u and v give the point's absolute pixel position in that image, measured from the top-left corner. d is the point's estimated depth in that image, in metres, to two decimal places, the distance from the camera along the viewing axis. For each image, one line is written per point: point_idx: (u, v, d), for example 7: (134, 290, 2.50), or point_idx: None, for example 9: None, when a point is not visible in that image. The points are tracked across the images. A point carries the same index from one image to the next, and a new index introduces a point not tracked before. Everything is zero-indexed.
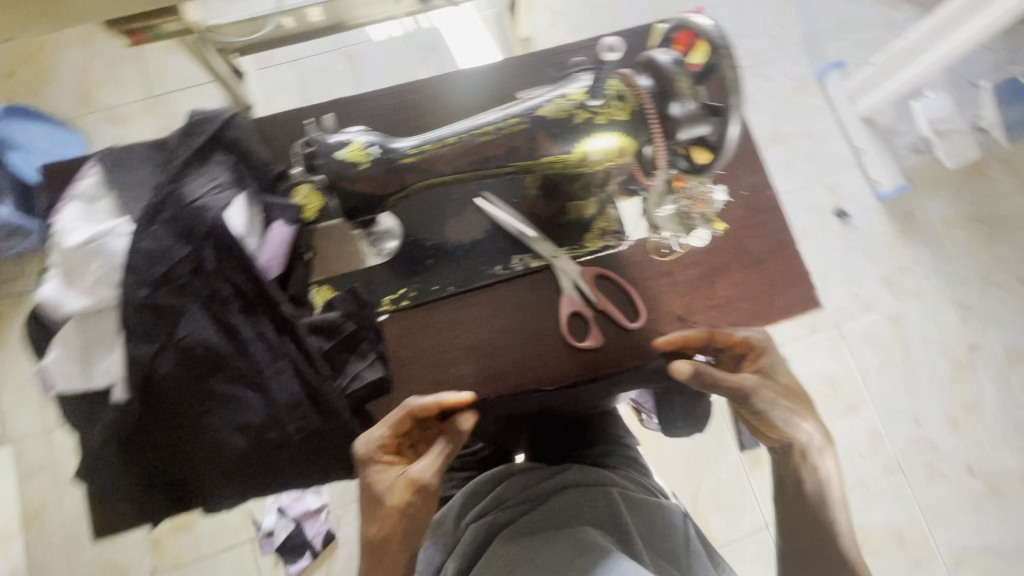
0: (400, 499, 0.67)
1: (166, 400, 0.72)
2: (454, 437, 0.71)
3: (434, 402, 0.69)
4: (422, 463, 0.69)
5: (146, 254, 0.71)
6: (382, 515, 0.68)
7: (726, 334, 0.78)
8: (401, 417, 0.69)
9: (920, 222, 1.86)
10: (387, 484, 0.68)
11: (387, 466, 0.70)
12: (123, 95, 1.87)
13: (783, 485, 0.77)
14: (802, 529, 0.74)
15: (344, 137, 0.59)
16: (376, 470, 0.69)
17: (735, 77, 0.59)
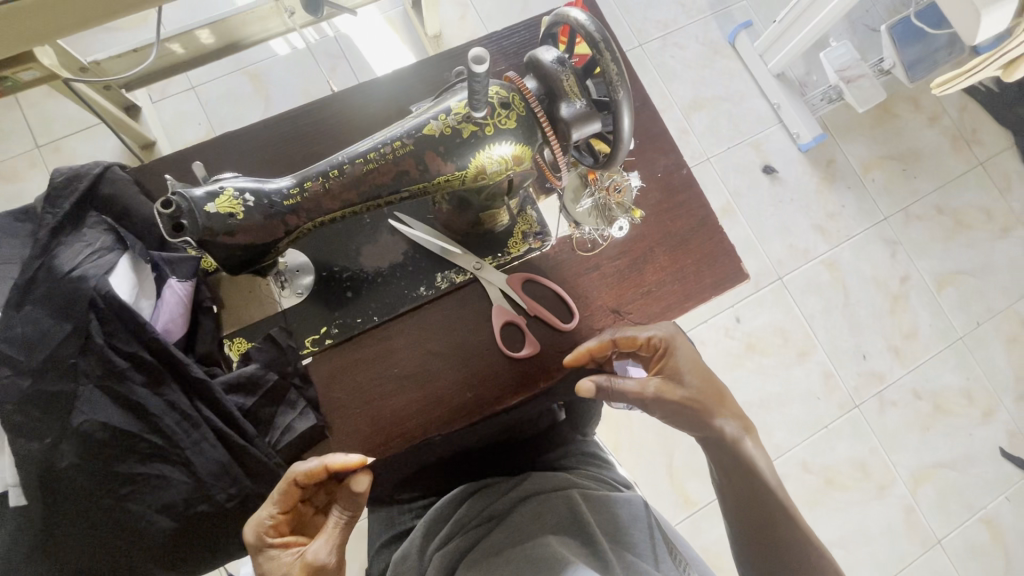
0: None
1: (72, 496, 0.65)
2: (348, 503, 0.63)
3: (318, 466, 0.61)
4: (315, 542, 0.61)
5: (22, 341, 0.65)
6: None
7: (628, 338, 0.75)
8: (286, 491, 0.62)
9: (840, 167, 1.93)
10: (282, 571, 0.60)
11: (281, 548, 0.62)
12: (5, 148, 1.71)
13: (726, 472, 0.73)
14: (754, 514, 0.70)
15: (212, 187, 0.54)
16: (270, 554, 0.62)
17: (618, 70, 0.57)
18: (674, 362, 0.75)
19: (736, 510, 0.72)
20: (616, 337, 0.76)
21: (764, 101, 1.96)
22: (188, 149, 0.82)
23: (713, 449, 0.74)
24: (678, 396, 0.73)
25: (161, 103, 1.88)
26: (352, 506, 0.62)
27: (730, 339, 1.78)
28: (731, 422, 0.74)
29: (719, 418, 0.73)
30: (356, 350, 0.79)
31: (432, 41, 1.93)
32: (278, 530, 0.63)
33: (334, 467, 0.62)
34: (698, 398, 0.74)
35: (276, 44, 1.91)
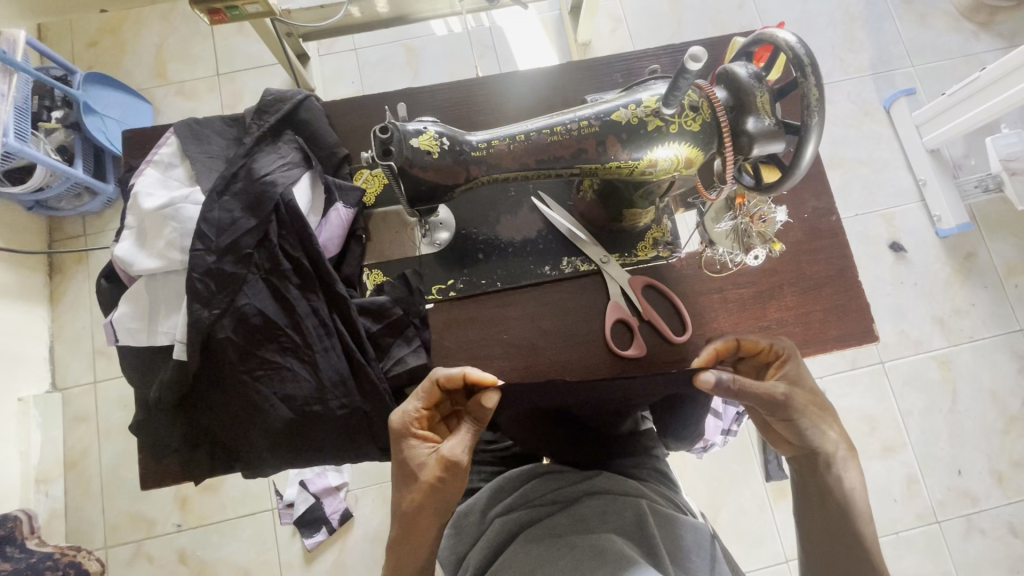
0: (432, 474, 0.69)
1: (221, 364, 0.75)
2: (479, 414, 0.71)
3: (459, 373, 0.72)
4: (452, 440, 0.70)
5: (217, 223, 0.75)
6: (416, 488, 0.69)
7: (752, 340, 0.76)
8: (430, 390, 0.72)
9: (980, 263, 1.77)
10: (420, 459, 0.70)
11: (421, 441, 0.71)
12: (193, 70, 1.96)
13: (809, 494, 0.72)
14: (826, 542, 0.69)
15: (418, 125, 0.59)
16: (411, 443, 0.71)
17: (818, 96, 0.57)
18: (795, 369, 0.74)
19: (811, 534, 0.71)
20: (741, 338, 0.77)
21: (909, 175, 1.84)
22: (372, 96, 0.91)
23: (802, 468, 0.73)
24: (805, 396, 0.72)
25: (326, 58, 2.07)
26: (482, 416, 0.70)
27: None
28: (837, 438, 0.72)
29: (829, 435, 0.71)
30: (473, 307, 0.85)
31: (578, 48, 2.00)
32: (419, 424, 0.73)
33: (471, 377, 0.72)
34: (817, 399, 0.73)
35: (436, 25, 2.05)
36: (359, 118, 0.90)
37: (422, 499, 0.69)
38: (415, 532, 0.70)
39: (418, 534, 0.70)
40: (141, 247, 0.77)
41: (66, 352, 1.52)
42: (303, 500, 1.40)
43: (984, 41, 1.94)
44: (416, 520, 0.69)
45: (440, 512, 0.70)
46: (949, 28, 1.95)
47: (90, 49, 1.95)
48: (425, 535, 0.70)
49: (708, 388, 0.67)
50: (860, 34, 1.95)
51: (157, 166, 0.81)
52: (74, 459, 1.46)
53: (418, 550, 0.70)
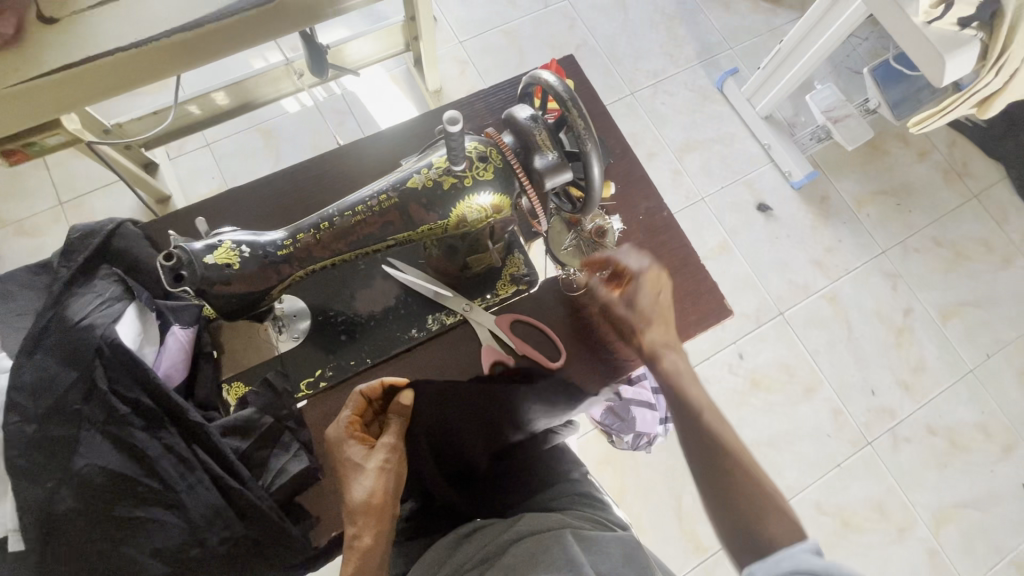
0: (379, 459, 0.71)
1: (69, 541, 0.66)
2: (405, 408, 0.75)
3: (378, 380, 0.76)
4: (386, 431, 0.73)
5: (30, 387, 0.68)
6: (368, 476, 0.71)
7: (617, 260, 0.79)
8: (357, 397, 0.74)
9: (834, 203, 1.97)
10: (363, 454, 0.72)
11: (358, 440, 0.73)
12: (31, 205, 1.81)
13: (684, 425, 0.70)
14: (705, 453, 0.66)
15: (210, 240, 0.58)
16: (351, 445, 0.72)
17: (586, 125, 0.61)
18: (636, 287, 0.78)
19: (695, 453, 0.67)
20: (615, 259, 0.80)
21: (755, 142, 2.03)
22: (192, 205, 0.89)
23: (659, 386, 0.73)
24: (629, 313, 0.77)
25: (178, 160, 1.99)
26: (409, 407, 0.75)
27: (735, 376, 1.78)
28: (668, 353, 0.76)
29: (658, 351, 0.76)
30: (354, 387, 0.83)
31: (433, 96, 2.06)
32: (353, 429, 0.74)
33: (389, 383, 0.76)
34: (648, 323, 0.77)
35: (287, 103, 2.04)
36: (185, 230, 0.87)
37: (376, 483, 0.70)
38: (372, 521, 0.70)
39: (375, 522, 0.70)
40: None
41: None
42: None
43: (781, 15, 2.21)
44: (372, 511, 0.70)
45: (394, 496, 0.72)
46: (751, 10, 2.21)
47: None
48: (382, 523, 0.70)
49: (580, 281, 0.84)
50: (679, 30, 2.16)
51: None
52: None
53: (378, 543, 0.69)
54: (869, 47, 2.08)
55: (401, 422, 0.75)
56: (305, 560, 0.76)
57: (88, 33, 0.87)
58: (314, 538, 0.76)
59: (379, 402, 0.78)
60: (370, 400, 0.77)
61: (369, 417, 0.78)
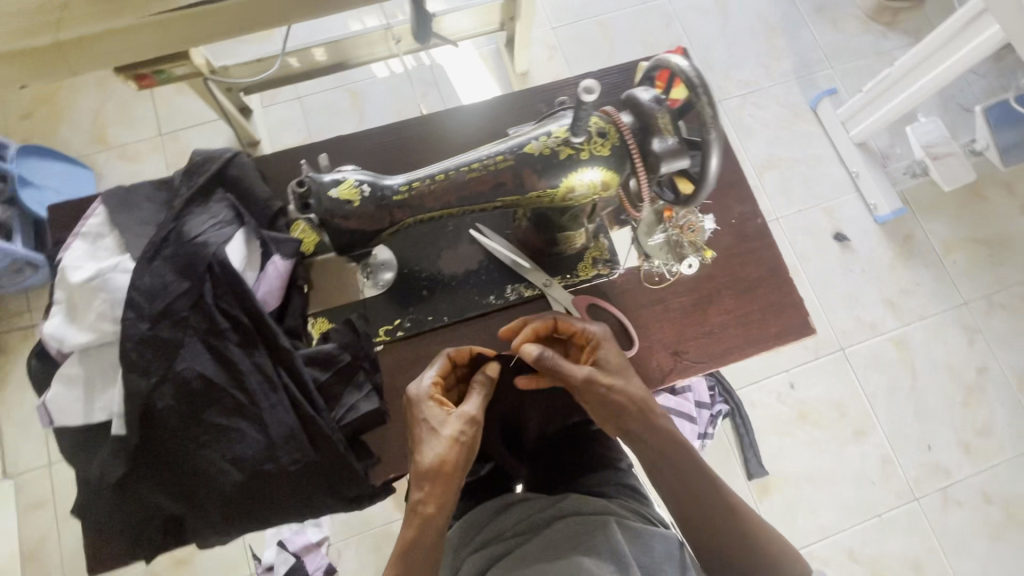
0: (455, 429, 0.72)
1: (164, 433, 0.73)
2: (490, 382, 0.77)
3: (467, 348, 0.80)
4: (468, 400, 0.75)
5: (148, 290, 0.73)
6: (442, 442, 0.71)
7: (568, 322, 0.80)
8: (444, 360, 0.77)
9: (919, 244, 1.86)
10: (441, 418, 0.73)
11: (437, 404, 0.74)
12: (134, 132, 1.94)
13: (649, 456, 0.78)
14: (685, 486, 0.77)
15: (337, 175, 0.60)
16: (429, 406, 0.74)
17: (712, 113, 0.61)
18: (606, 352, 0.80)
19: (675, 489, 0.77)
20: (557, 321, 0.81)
21: (842, 168, 1.94)
22: (298, 146, 0.93)
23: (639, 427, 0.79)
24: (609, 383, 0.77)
25: (270, 108, 2.08)
26: (493, 380, 0.77)
27: (782, 405, 1.72)
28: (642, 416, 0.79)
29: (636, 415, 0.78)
30: (435, 342, 0.85)
31: (517, 79, 2.08)
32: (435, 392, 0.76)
33: (479, 354, 0.80)
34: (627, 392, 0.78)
35: (377, 68, 2.10)
36: (291, 170, 0.91)
37: (449, 451, 0.71)
38: (438, 488, 0.71)
39: (441, 489, 0.70)
40: (72, 321, 0.75)
41: (16, 436, 1.62)
42: (283, 561, 1.40)
43: (893, 38, 2.09)
44: (440, 478, 0.70)
45: (461, 468, 0.72)
46: (860, 30, 2.09)
47: (23, 122, 1.91)
48: (446, 491, 0.71)
49: (531, 359, 0.75)
50: (780, 41, 2.08)
51: (85, 238, 0.80)
52: (32, 549, 1.56)
53: (440, 512, 0.70)
54: (986, 84, 1.94)
55: (482, 396, 0.76)
56: (361, 496, 0.79)
57: None
58: (371, 477, 0.79)
59: (463, 370, 0.81)
60: (455, 364, 0.80)
61: (450, 382, 0.81)
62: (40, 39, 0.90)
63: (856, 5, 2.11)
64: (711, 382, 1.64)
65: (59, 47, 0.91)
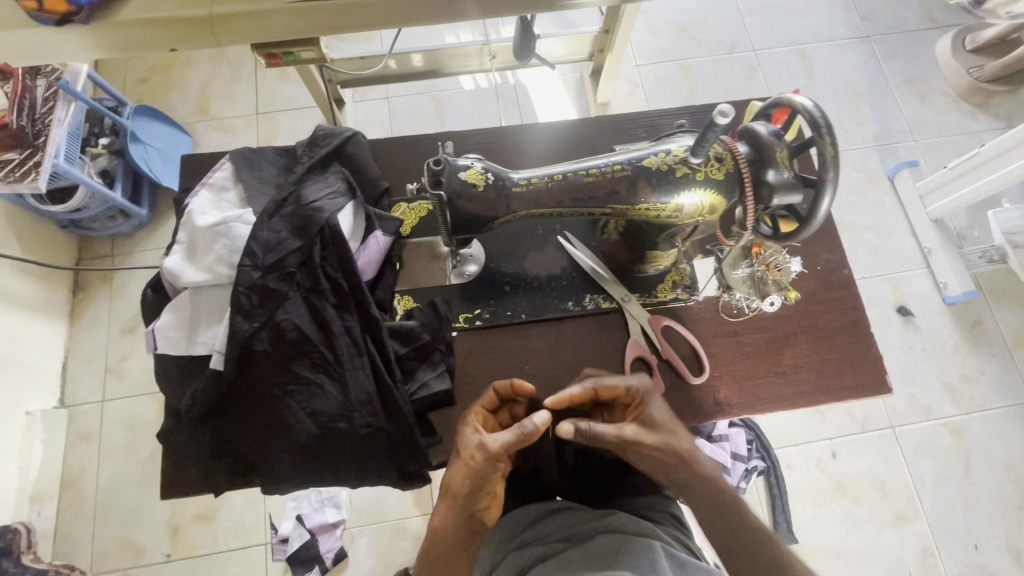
0: (470, 454, 0.71)
1: (255, 376, 0.78)
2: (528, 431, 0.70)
3: (511, 383, 0.79)
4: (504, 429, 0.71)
5: (264, 242, 0.79)
6: (458, 463, 0.72)
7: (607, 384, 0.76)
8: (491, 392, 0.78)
9: (987, 331, 1.79)
10: (465, 441, 0.73)
11: (474, 430, 0.74)
12: (234, 108, 2.09)
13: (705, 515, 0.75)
14: (721, 518, 0.74)
15: (466, 161, 0.65)
16: (463, 431, 0.74)
17: (833, 154, 0.63)
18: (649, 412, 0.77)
19: (715, 530, 0.74)
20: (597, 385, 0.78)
21: (914, 243, 1.89)
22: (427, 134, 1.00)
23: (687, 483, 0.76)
24: (651, 441, 0.74)
25: (359, 104, 2.20)
26: (535, 427, 0.69)
27: (821, 474, 1.66)
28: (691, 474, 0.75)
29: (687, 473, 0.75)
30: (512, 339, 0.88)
31: (597, 108, 2.13)
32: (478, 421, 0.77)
33: (517, 387, 0.79)
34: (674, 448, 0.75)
35: (464, 80, 2.20)
36: (414, 155, 0.98)
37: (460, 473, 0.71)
38: (447, 504, 0.73)
39: (448, 507, 0.72)
40: (190, 261, 0.82)
41: (78, 370, 1.73)
42: (298, 535, 1.54)
43: (982, 119, 2.05)
44: (451, 499, 0.72)
45: (473, 498, 0.71)
46: (949, 108, 2.07)
47: (139, 85, 2.09)
48: (455, 511, 0.72)
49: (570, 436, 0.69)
50: (864, 107, 2.08)
51: (211, 188, 0.87)
52: (70, 479, 1.63)
53: (446, 527, 0.72)
54: None
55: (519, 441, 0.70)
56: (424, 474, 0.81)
57: None
58: (432, 456, 0.81)
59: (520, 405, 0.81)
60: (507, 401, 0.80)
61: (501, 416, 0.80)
62: (197, 11, 1.00)
63: (947, 82, 2.09)
64: (750, 436, 1.60)
65: (211, 20, 1.01)
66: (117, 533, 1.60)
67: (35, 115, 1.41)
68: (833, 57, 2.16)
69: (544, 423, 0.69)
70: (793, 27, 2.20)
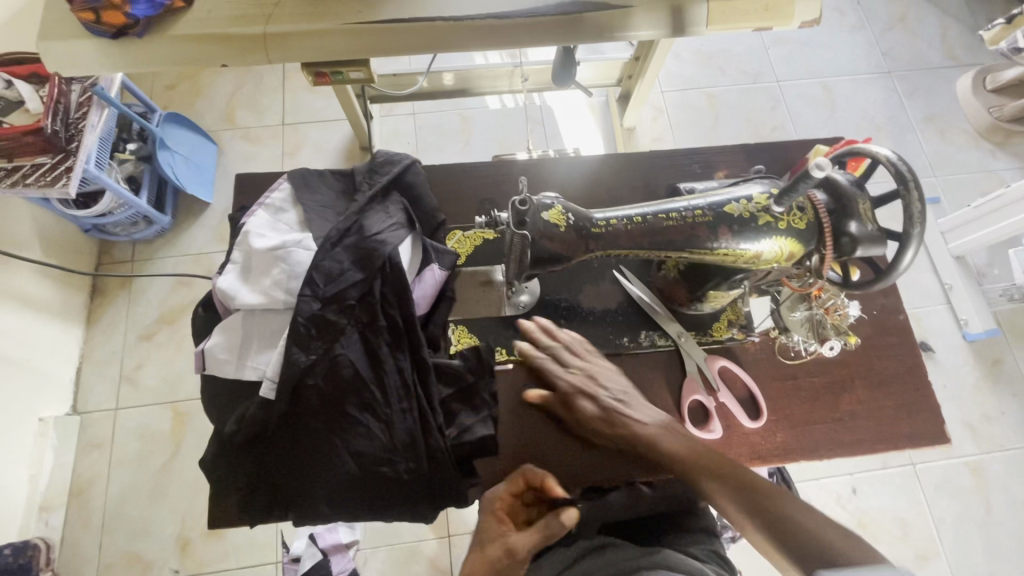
0: (494, 553, 0.72)
1: (306, 407, 0.77)
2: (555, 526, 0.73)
3: (541, 474, 0.78)
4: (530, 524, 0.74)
5: (327, 272, 0.79)
6: (476, 556, 0.73)
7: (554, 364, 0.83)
8: (518, 479, 0.78)
9: (1008, 370, 1.78)
10: (488, 535, 0.74)
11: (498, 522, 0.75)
12: (260, 118, 2.09)
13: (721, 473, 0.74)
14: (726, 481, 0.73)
15: (547, 201, 0.66)
16: (487, 522, 0.76)
17: (919, 209, 0.63)
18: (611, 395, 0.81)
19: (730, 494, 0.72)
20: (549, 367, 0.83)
21: (935, 278, 1.88)
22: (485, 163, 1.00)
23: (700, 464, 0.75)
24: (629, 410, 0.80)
25: (385, 118, 2.18)
26: (562, 527, 0.72)
27: (841, 509, 1.63)
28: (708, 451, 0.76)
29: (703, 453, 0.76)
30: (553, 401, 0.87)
31: (623, 132, 2.13)
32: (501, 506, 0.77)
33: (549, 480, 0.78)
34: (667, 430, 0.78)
35: (490, 99, 2.20)
36: (473, 185, 0.97)
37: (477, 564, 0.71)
38: None
39: None
40: (244, 282, 0.81)
41: (91, 376, 1.70)
42: (310, 555, 1.32)
43: (1002, 159, 2.07)
44: None
45: None
46: (968, 146, 2.09)
47: (167, 92, 2.09)
48: None
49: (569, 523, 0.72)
50: (887, 141, 2.09)
51: (269, 210, 0.86)
52: (79, 488, 1.59)
53: None
54: None
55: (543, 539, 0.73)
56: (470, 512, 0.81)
57: None
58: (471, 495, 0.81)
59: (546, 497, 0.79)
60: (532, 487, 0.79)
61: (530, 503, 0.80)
62: (252, 28, 0.97)
63: (967, 121, 2.11)
64: None
65: (265, 38, 0.98)
66: (121, 546, 1.55)
67: (69, 120, 1.29)
68: (856, 91, 2.18)
69: (571, 522, 0.72)
70: (818, 61, 2.22)
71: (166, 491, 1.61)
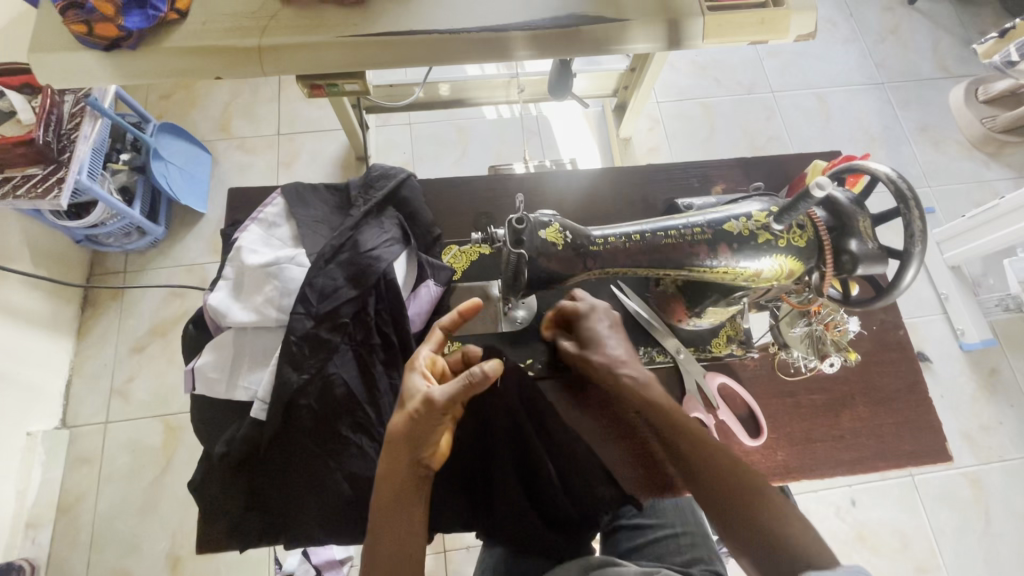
0: (413, 404, 0.65)
1: (299, 427, 0.75)
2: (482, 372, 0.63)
3: (456, 313, 0.74)
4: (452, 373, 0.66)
5: (320, 288, 0.77)
6: (400, 414, 0.65)
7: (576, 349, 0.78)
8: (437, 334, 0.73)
9: (1005, 380, 1.77)
10: (411, 391, 0.67)
11: (422, 377, 0.68)
12: (255, 128, 2.07)
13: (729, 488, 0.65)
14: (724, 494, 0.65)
15: (544, 218, 0.65)
16: (410, 376, 0.69)
17: (921, 227, 0.62)
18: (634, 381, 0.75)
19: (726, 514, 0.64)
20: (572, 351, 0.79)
21: (930, 288, 1.88)
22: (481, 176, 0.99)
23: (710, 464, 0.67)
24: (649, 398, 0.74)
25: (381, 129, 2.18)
26: (483, 374, 0.62)
27: (841, 521, 1.61)
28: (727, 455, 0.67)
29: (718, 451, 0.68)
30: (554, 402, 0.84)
31: (619, 142, 2.12)
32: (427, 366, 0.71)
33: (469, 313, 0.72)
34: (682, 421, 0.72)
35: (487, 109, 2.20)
36: (468, 198, 0.96)
37: (400, 421, 0.64)
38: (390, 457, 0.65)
39: (390, 456, 0.65)
40: (236, 299, 0.80)
41: (81, 389, 1.67)
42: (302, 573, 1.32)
43: (995, 169, 2.08)
44: (393, 446, 0.64)
45: (418, 449, 0.64)
46: (961, 156, 2.10)
47: (162, 102, 2.08)
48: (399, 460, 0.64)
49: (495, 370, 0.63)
50: (881, 151, 2.10)
51: (262, 224, 0.85)
52: (68, 503, 1.56)
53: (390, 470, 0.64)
54: None
55: (465, 386, 0.63)
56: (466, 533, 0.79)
57: (417, 11, 0.98)
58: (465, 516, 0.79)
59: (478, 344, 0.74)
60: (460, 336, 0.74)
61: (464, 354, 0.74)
62: (246, 41, 0.96)
63: (960, 132, 2.13)
64: None
65: (259, 52, 0.97)
66: (109, 563, 1.52)
67: (61, 131, 1.28)
68: (850, 102, 2.19)
69: (493, 366, 0.63)
70: (813, 72, 2.24)
71: (156, 506, 1.57)
